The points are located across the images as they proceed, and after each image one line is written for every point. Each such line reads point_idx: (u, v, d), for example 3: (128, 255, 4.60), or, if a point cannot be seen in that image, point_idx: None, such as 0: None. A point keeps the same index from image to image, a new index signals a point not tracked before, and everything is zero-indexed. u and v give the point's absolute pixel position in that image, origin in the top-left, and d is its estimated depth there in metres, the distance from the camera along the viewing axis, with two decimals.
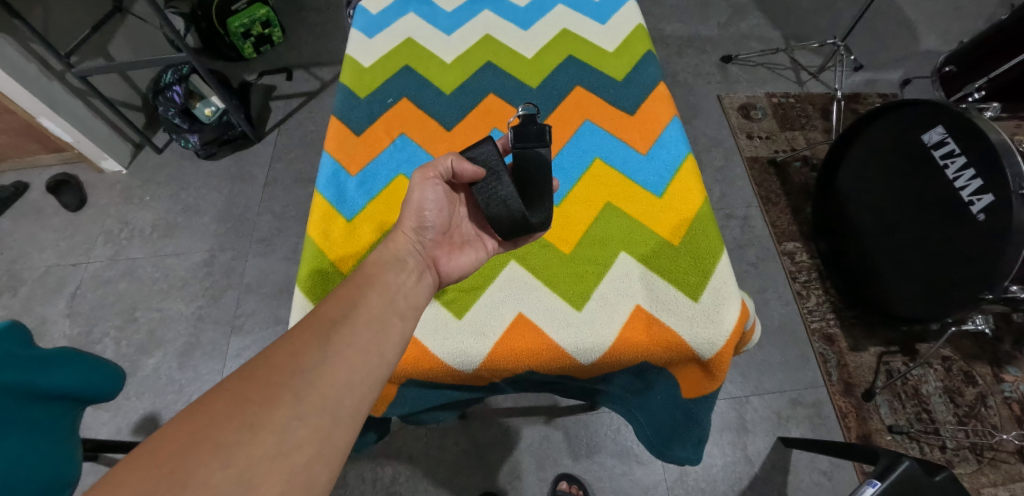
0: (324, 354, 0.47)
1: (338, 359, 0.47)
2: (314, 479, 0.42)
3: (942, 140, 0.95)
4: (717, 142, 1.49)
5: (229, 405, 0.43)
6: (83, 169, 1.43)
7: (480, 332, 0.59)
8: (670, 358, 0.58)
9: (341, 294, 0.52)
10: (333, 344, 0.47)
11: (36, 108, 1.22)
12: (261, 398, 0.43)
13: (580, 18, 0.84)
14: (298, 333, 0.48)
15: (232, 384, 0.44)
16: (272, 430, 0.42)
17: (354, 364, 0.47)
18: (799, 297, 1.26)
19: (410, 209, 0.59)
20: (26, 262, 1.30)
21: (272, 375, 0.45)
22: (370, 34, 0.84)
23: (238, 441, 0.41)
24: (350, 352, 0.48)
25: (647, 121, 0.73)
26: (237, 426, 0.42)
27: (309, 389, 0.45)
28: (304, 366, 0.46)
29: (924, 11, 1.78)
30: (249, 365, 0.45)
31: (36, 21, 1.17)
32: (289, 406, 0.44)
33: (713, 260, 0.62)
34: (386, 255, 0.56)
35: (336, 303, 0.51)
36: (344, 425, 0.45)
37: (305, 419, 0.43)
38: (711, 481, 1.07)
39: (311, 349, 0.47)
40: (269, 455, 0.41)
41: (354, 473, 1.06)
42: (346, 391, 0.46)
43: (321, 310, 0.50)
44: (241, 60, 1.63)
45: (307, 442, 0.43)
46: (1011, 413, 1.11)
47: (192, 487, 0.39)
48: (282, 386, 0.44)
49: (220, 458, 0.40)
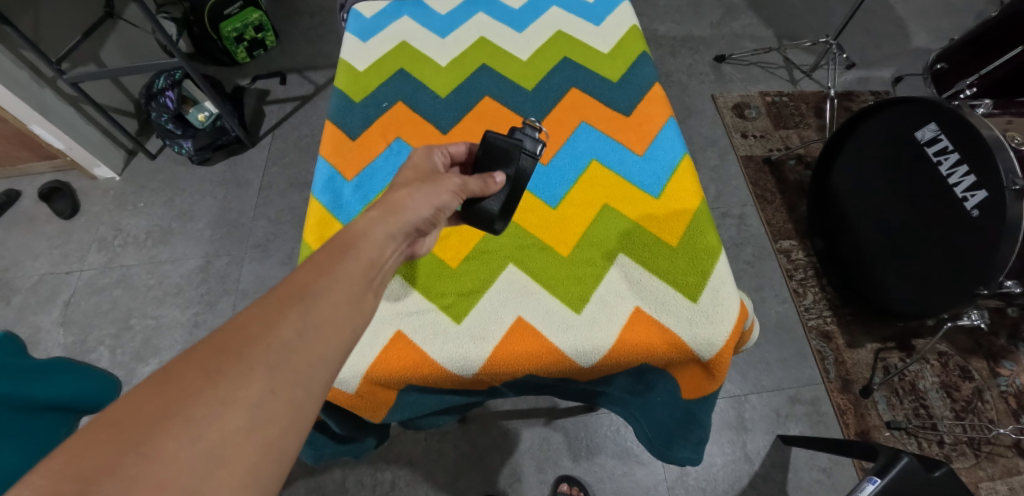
0: (302, 328, 0.40)
1: (316, 335, 0.40)
2: (286, 451, 0.37)
3: (935, 138, 0.95)
4: (712, 141, 1.50)
5: (195, 374, 0.36)
6: (76, 176, 1.42)
7: (479, 336, 0.58)
8: (670, 359, 0.58)
9: (321, 261, 0.45)
10: (312, 317, 0.41)
11: (26, 116, 1.21)
12: (232, 367, 0.36)
13: (574, 20, 0.84)
14: (274, 301, 0.40)
15: (201, 352, 0.37)
16: (244, 404, 0.36)
17: (332, 340, 0.41)
18: (795, 295, 1.27)
19: (427, 205, 0.54)
20: (19, 271, 1.29)
21: (244, 345, 0.38)
22: (364, 38, 0.84)
23: (209, 414, 0.35)
24: (329, 327, 0.41)
25: (643, 121, 0.73)
26: (207, 400, 0.35)
27: (286, 361, 0.38)
28: (279, 338, 0.39)
29: (914, 9, 1.79)
30: (219, 330, 0.38)
31: (27, 27, 1.16)
32: (266, 379, 0.37)
33: (712, 260, 0.62)
34: (380, 229, 0.50)
35: (318, 271, 0.44)
36: (316, 397, 0.39)
37: (280, 393, 0.37)
38: (711, 480, 1.07)
39: (288, 320, 0.40)
40: (242, 431, 0.35)
41: (354, 479, 1.06)
42: (321, 366, 0.40)
43: (298, 276, 0.43)
44: (235, 65, 1.63)
45: (281, 415, 0.37)
46: (1008, 406, 1.12)
47: (158, 463, 0.33)
48: (256, 358, 0.37)
49: (189, 432, 0.34)
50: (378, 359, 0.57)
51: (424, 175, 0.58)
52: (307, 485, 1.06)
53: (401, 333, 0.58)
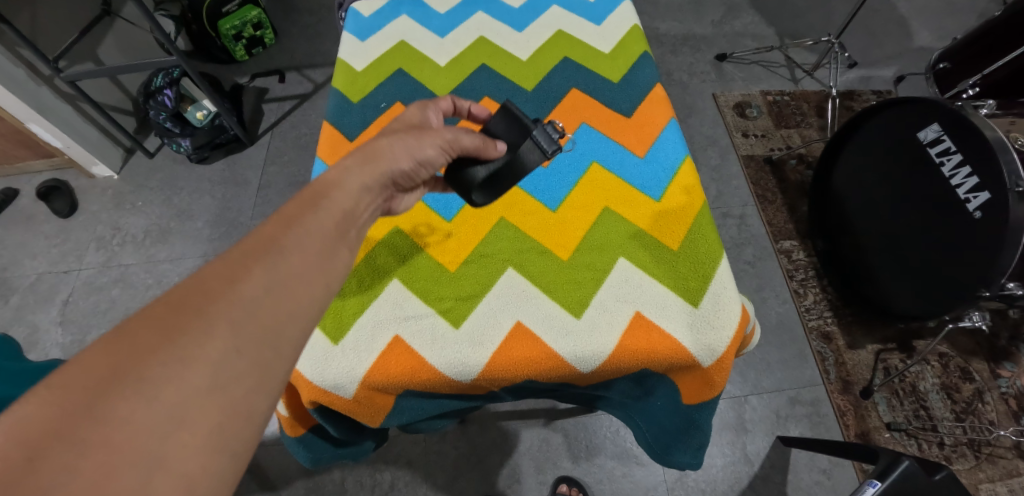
0: (267, 284, 0.37)
1: (283, 291, 0.38)
2: (254, 411, 0.34)
3: (938, 138, 0.94)
4: (713, 140, 1.49)
5: (151, 332, 0.33)
6: (74, 175, 1.42)
7: (477, 341, 0.58)
8: (670, 365, 0.57)
9: (288, 215, 0.43)
10: (278, 274, 0.38)
11: (24, 114, 1.20)
12: (189, 324, 0.34)
13: (575, 19, 0.83)
14: (236, 256, 0.38)
15: (156, 310, 0.34)
16: (205, 362, 0.33)
17: (301, 297, 0.39)
18: (795, 295, 1.26)
19: (409, 157, 0.53)
20: (17, 270, 1.29)
21: (203, 301, 0.35)
22: (362, 38, 0.83)
23: (164, 375, 0.32)
24: (297, 283, 0.39)
25: (643, 123, 0.73)
26: (162, 359, 0.32)
27: (250, 318, 0.35)
28: (243, 294, 0.36)
29: (917, 7, 1.79)
30: (177, 286, 0.35)
31: (24, 25, 1.15)
32: (229, 336, 0.34)
33: (713, 264, 0.61)
34: (354, 179, 0.48)
35: (285, 227, 0.41)
36: (287, 355, 0.37)
37: (244, 351, 0.34)
38: (711, 481, 1.06)
39: (251, 276, 0.37)
40: (201, 392, 0.32)
41: (352, 480, 1.05)
42: (288, 323, 0.37)
43: (264, 232, 0.40)
44: (233, 63, 1.62)
45: (246, 373, 0.34)
46: (1008, 408, 1.12)
47: (111, 427, 0.30)
48: (217, 315, 0.34)
49: (142, 395, 0.31)
50: (376, 365, 0.56)
51: (410, 126, 0.57)
52: (306, 485, 1.05)
53: (399, 337, 0.58)
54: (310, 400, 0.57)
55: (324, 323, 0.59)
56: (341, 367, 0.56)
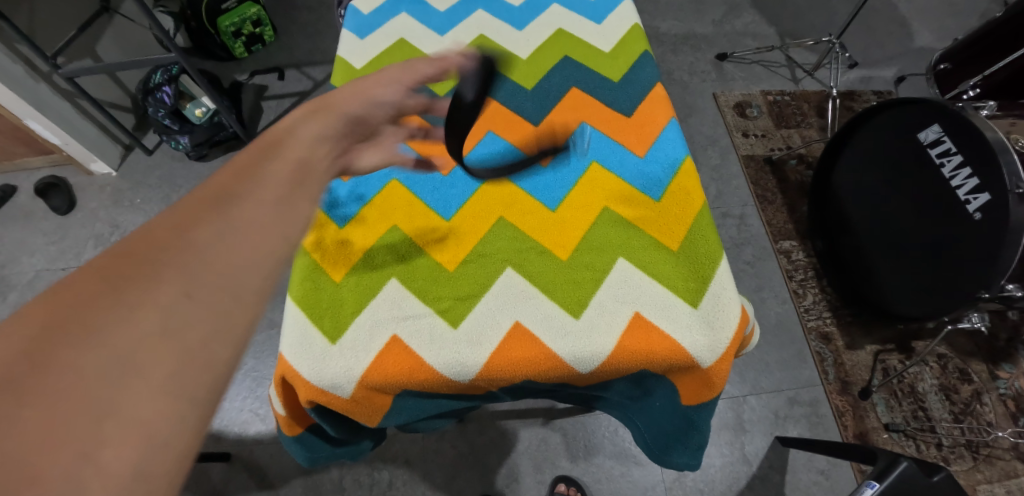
0: (223, 229, 0.31)
1: (242, 234, 0.31)
2: (215, 360, 0.28)
3: (939, 139, 0.94)
4: (713, 140, 1.49)
5: (91, 282, 0.27)
6: (72, 171, 1.41)
7: (476, 341, 0.57)
8: (669, 366, 0.57)
9: (243, 163, 0.36)
10: (235, 217, 0.32)
11: (22, 111, 1.19)
12: (136, 272, 0.28)
13: (575, 18, 0.83)
14: (187, 204, 0.31)
15: (92, 264, 0.28)
16: (151, 314, 0.27)
17: (266, 243, 0.32)
18: (795, 296, 1.26)
19: (365, 97, 0.48)
20: (15, 267, 1.28)
21: (153, 250, 0.29)
22: (361, 36, 0.82)
23: (102, 327, 0.26)
24: (258, 227, 0.32)
25: (644, 123, 0.72)
26: (98, 312, 0.26)
27: (203, 262, 0.29)
28: (193, 237, 0.30)
29: (918, 8, 1.78)
30: (118, 241, 0.29)
31: (21, 22, 1.14)
32: (182, 282, 0.28)
33: (713, 265, 0.61)
34: (311, 129, 0.42)
35: (241, 174, 0.35)
36: (249, 306, 0.30)
37: (197, 298, 0.28)
38: (709, 481, 1.06)
39: (204, 221, 0.31)
40: (152, 337, 0.26)
41: (351, 478, 1.05)
42: (251, 270, 0.31)
43: (216, 180, 0.34)
44: (232, 60, 1.61)
45: (203, 322, 0.28)
46: (1006, 409, 1.12)
47: (36, 393, 0.24)
48: (161, 263, 0.28)
49: (76, 352, 0.25)
50: (374, 365, 0.56)
51: None
52: (305, 484, 1.05)
53: (397, 337, 0.57)
54: (307, 400, 0.57)
55: (322, 323, 0.58)
56: (339, 367, 0.56)
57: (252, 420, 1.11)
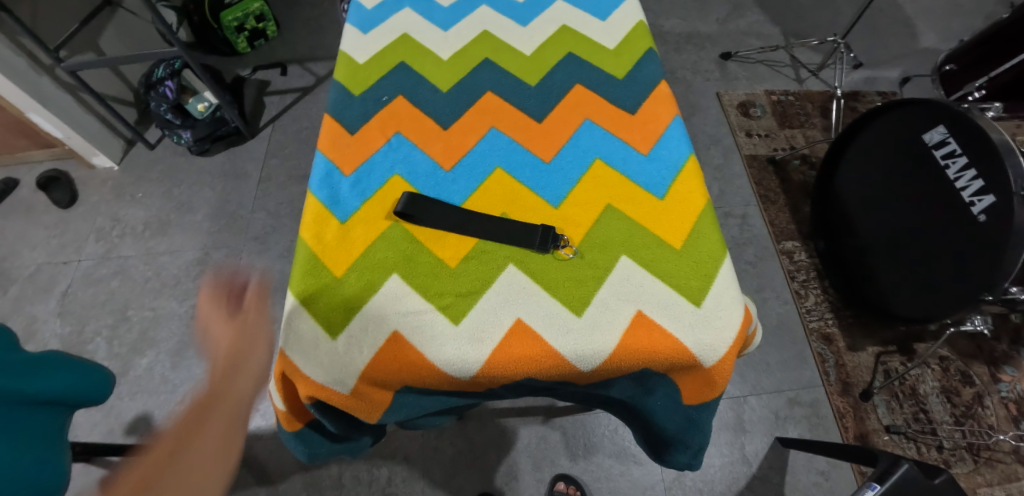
0: (184, 455, 0.56)
1: (194, 464, 0.56)
2: None
3: (944, 141, 0.94)
4: (716, 139, 1.48)
5: None
6: (74, 165, 1.41)
7: (477, 338, 0.57)
8: (672, 365, 0.57)
9: (193, 409, 0.59)
10: (188, 453, 0.56)
11: (24, 103, 1.19)
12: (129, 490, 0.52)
13: (580, 14, 0.82)
14: (164, 451, 0.56)
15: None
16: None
17: (206, 467, 0.56)
18: (797, 297, 1.26)
19: (256, 340, 0.62)
20: (16, 261, 1.28)
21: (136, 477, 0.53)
22: (364, 30, 0.82)
23: None
24: (204, 459, 0.57)
25: (648, 121, 0.72)
26: None
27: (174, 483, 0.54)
28: (172, 464, 0.55)
29: (923, 9, 1.77)
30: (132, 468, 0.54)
31: (24, 14, 1.14)
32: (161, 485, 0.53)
33: (716, 264, 0.61)
34: (234, 387, 0.61)
35: (196, 418, 0.59)
36: None
37: None
38: (709, 481, 1.06)
39: (176, 460, 0.56)
40: None
41: (350, 474, 1.05)
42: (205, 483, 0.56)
43: (184, 418, 0.58)
44: (235, 56, 1.61)
45: None
46: (1008, 413, 1.11)
47: None
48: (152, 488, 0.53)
49: None
50: (374, 361, 0.56)
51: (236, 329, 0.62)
52: (304, 480, 1.05)
53: (398, 333, 0.57)
54: (307, 396, 0.57)
55: (322, 318, 0.58)
56: (339, 363, 0.56)
57: (252, 415, 1.11)
